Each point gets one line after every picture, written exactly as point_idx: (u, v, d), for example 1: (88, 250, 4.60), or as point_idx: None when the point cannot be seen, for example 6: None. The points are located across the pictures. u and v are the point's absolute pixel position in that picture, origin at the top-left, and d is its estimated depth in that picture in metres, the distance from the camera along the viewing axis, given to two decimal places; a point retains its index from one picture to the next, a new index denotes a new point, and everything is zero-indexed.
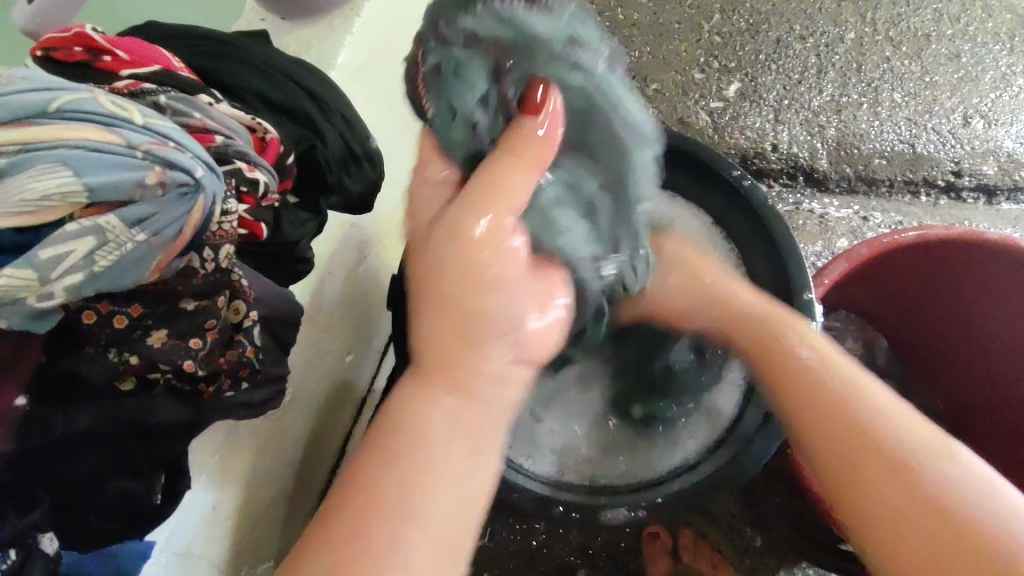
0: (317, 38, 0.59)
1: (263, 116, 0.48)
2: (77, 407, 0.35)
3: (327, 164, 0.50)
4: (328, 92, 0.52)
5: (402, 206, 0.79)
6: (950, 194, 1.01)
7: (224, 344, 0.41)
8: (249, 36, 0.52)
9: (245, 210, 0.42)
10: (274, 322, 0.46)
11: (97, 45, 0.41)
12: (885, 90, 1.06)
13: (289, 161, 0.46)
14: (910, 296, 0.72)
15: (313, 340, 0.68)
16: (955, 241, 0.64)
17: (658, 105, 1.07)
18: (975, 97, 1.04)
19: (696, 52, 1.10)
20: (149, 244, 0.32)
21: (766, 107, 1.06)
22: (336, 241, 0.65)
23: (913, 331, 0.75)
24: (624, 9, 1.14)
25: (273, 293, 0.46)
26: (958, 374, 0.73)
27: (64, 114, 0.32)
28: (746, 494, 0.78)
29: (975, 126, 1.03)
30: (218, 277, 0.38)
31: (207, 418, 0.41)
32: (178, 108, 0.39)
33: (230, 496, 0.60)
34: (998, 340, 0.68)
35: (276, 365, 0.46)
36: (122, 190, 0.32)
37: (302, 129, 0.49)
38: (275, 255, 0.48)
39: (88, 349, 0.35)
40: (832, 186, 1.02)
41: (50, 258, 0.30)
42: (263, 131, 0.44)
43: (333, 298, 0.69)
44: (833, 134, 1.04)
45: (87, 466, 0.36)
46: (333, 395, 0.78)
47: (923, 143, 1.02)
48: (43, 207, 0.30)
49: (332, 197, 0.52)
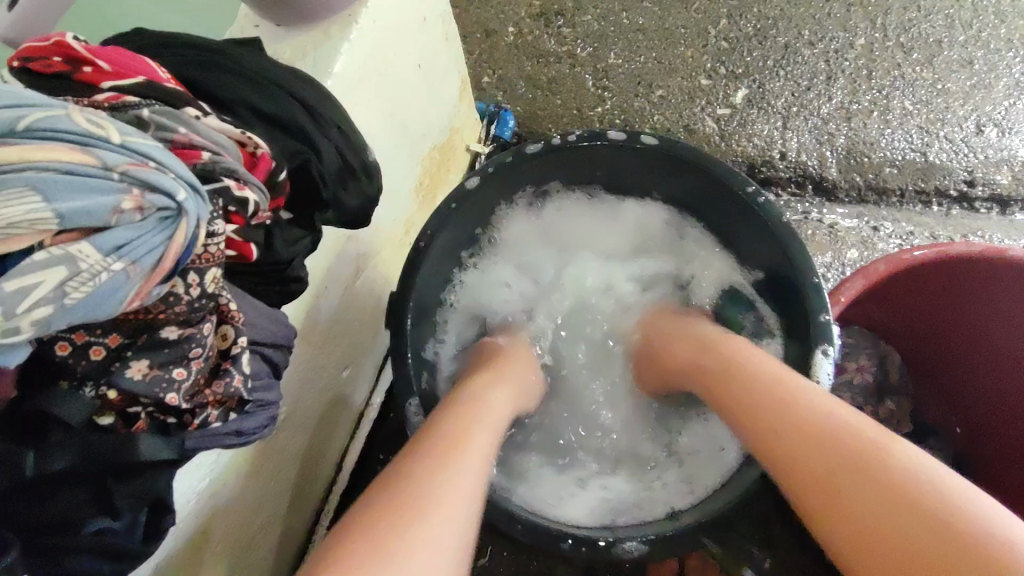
0: (314, 46, 0.57)
1: (255, 129, 0.45)
2: (50, 444, 0.33)
3: (322, 179, 0.48)
4: (324, 103, 0.49)
5: (402, 217, 0.77)
6: (962, 204, 0.99)
7: (211, 373, 0.38)
8: (241, 44, 0.50)
9: (234, 231, 0.40)
10: (265, 346, 0.44)
11: (77, 54, 0.39)
12: (896, 97, 1.03)
13: (281, 176, 0.44)
14: (925, 313, 0.69)
15: (309, 357, 0.65)
16: (975, 258, 0.62)
17: (664, 112, 1.05)
18: (989, 105, 1.02)
19: (703, 58, 1.07)
20: (126, 273, 0.30)
21: (774, 114, 1.03)
22: (332, 255, 0.63)
23: (928, 348, 0.72)
24: (629, 13, 1.11)
25: (264, 317, 0.43)
26: (974, 394, 0.71)
27: (34, 133, 0.29)
28: (755, 515, 0.76)
29: (988, 135, 1.00)
30: (202, 303, 0.36)
31: (193, 453, 0.38)
32: (162, 123, 0.37)
33: (220, 521, 0.58)
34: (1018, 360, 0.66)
35: (269, 392, 0.43)
36: (97, 216, 0.29)
37: (297, 142, 0.47)
38: (267, 276, 0.45)
39: (62, 384, 0.33)
40: (842, 195, 1.00)
41: (16, 290, 0.28)
42: (253, 145, 0.42)
43: (329, 313, 0.66)
44: (843, 143, 1.01)
45: (62, 507, 0.34)
46: (330, 412, 0.75)
47: (935, 152, 1.00)
48: (7, 235, 0.28)
49: (327, 212, 0.50)
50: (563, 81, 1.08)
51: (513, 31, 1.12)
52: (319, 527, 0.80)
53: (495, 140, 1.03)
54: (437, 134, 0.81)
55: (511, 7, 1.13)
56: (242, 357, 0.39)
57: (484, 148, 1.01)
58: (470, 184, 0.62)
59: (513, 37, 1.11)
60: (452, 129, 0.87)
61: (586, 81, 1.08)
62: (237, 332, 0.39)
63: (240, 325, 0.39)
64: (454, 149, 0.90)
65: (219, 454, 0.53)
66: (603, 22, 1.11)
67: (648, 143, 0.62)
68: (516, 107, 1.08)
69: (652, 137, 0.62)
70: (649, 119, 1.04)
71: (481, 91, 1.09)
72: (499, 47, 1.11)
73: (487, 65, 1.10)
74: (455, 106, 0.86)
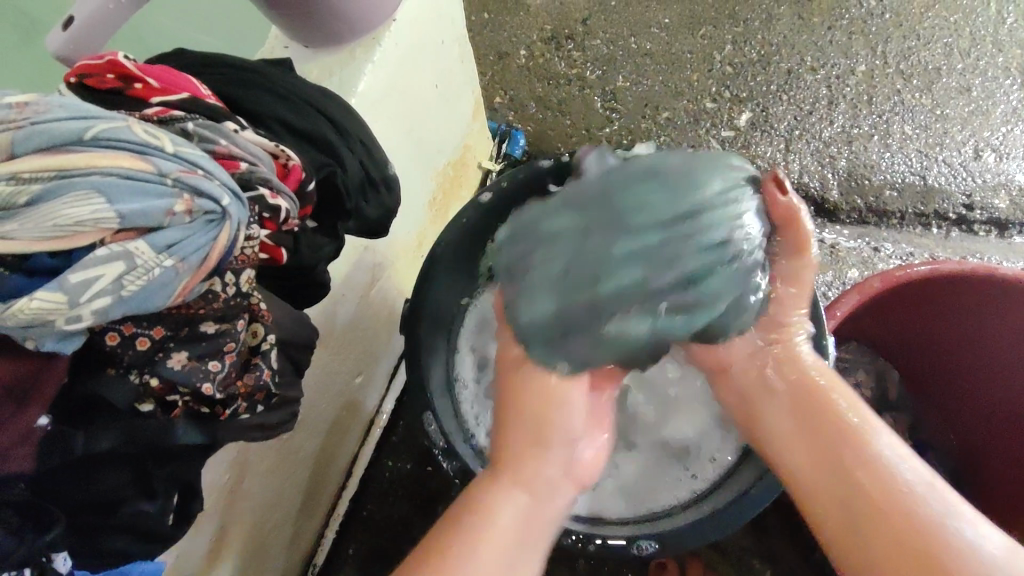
0: (339, 66, 0.61)
1: (286, 142, 0.49)
2: (96, 428, 0.35)
3: (346, 189, 0.51)
4: (348, 119, 0.53)
5: (416, 229, 0.80)
6: (962, 227, 1.01)
7: (242, 367, 0.41)
8: (274, 64, 0.53)
9: (266, 235, 0.43)
10: (289, 347, 0.47)
11: (128, 72, 0.42)
12: (896, 122, 1.06)
13: (310, 187, 0.47)
14: (919, 329, 0.71)
15: (324, 361, 0.68)
16: (969, 276, 0.64)
17: (670, 133, 1.09)
18: (986, 131, 1.05)
19: (708, 82, 1.11)
20: (175, 269, 0.33)
21: (777, 136, 1.07)
22: (350, 264, 0.66)
23: (923, 364, 0.75)
24: (637, 38, 1.15)
25: (291, 319, 0.46)
26: (968, 411, 0.73)
27: (98, 141, 0.33)
28: (756, 527, 0.77)
29: (986, 160, 1.03)
30: (238, 301, 0.39)
31: (222, 441, 0.41)
32: (204, 135, 0.41)
33: (236, 517, 0.60)
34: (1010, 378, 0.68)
35: (292, 389, 0.46)
36: (153, 217, 0.32)
37: (324, 156, 0.50)
38: (293, 280, 0.49)
39: (110, 371, 0.36)
40: (843, 216, 1.03)
41: (82, 282, 0.31)
42: (285, 158, 0.45)
43: (345, 320, 0.69)
44: (844, 165, 1.04)
45: (104, 488, 0.36)
46: (342, 417, 0.78)
47: (934, 175, 1.03)
48: (76, 232, 0.31)
49: (349, 221, 0.53)
50: (573, 103, 1.12)
51: (524, 54, 1.16)
52: (327, 530, 0.83)
53: (506, 157, 1.06)
54: (450, 151, 0.85)
55: (523, 31, 1.18)
56: (271, 353, 0.42)
57: (495, 165, 1.04)
58: (483, 199, 0.65)
59: (525, 60, 1.16)
60: (465, 147, 0.90)
61: (595, 103, 1.12)
62: (267, 330, 0.42)
63: (269, 323, 0.42)
64: (466, 166, 0.94)
65: (241, 448, 0.56)
66: (612, 46, 1.15)
67: None
68: (527, 126, 1.12)
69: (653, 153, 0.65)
70: (655, 139, 1.07)
71: (493, 111, 1.13)
72: (511, 69, 1.16)
73: (499, 87, 1.15)
74: (468, 124, 0.89)
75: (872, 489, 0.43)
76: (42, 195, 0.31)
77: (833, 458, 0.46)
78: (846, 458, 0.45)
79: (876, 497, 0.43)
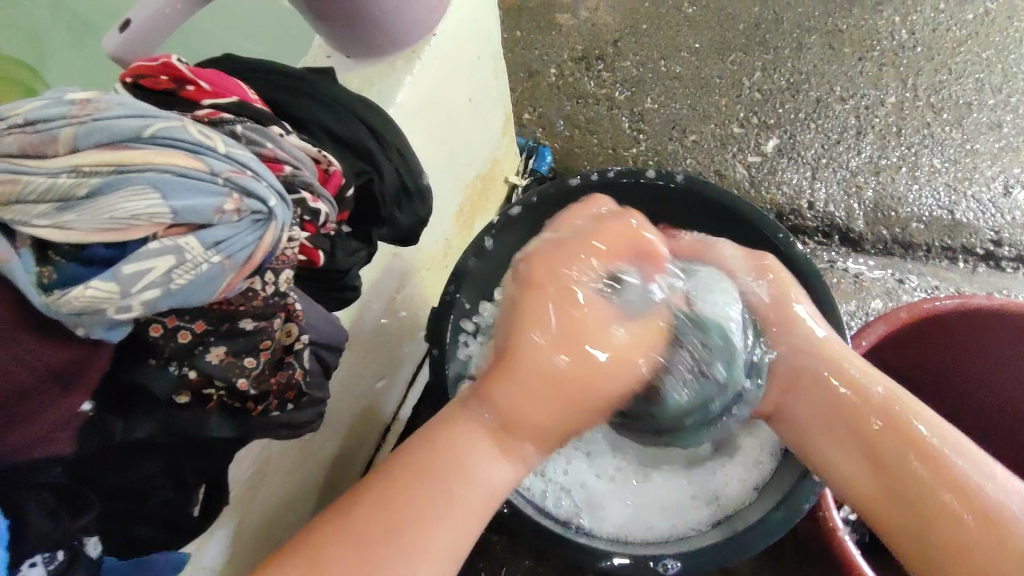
0: (379, 78, 0.62)
1: (327, 149, 0.50)
2: (135, 415, 0.36)
3: (381, 197, 0.52)
4: (388, 129, 0.54)
5: (442, 239, 0.81)
6: (989, 263, 1.00)
7: (275, 365, 0.42)
8: (318, 73, 0.55)
9: (306, 238, 0.44)
10: (321, 347, 0.47)
11: (181, 74, 0.44)
12: (924, 154, 1.06)
13: (348, 193, 0.48)
14: (943, 363, 0.71)
15: (348, 365, 0.69)
16: (996, 312, 0.64)
17: (697, 156, 1.09)
18: (1017, 167, 1.04)
19: (737, 107, 1.12)
20: (221, 265, 0.34)
21: (804, 164, 1.07)
22: (378, 270, 0.67)
23: (947, 399, 0.74)
24: (667, 61, 1.17)
25: (323, 320, 0.47)
26: (993, 449, 0.72)
27: (155, 140, 0.34)
28: (770, 557, 0.77)
29: (1016, 197, 1.02)
30: (275, 301, 0.40)
31: (251, 436, 0.42)
32: (252, 138, 0.42)
33: (254, 514, 0.61)
34: None
35: (320, 389, 0.47)
36: (204, 214, 0.34)
37: (362, 163, 0.51)
38: (327, 283, 0.50)
39: (151, 361, 0.36)
40: (868, 246, 1.02)
41: (133, 273, 0.32)
42: (326, 163, 0.46)
43: (370, 326, 0.70)
44: (870, 196, 1.04)
45: (138, 476, 0.37)
46: (360, 422, 0.78)
47: (962, 210, 1.02)
48: (130, 226, 0.32)
49: (382, 228, 0.54)
50: (600, 122, 1.13)
51: (554, 73, 1.18)
52: None
53: (532, 173, 1.07)
54: (479, 164, 0.86)
55: (555, 50, 1.20)
56: (304, 353, 0.43)
57: (521, 180, 1.05)
58: (512, 213, 0.66)
59: (554, 78, 1.17)
60: (493, 160, 0.91)
61: (623, 123, 1.13)
62: (301, 330, 0.42)
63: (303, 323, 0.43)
64: (494, 180, 0.95)
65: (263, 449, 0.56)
66: (642, 68, 1.17)
67: (679, 182, 0.66)
68: (554, 143, 1.13)
69: (681, 175, 0.66)
70: (682, 161, 1.08)
71: (521, 126, 1.15)
72: (541, 87, 1.17)
73: (528, 103, 1.16)
74: (498, 139, 0.90)
75: (934, 489, 0.43)
76: (100, 188, 0.32)
77: (912, 470, 0.44)
78: (913, 470, 0.44)
79: (959, 504, 0.42)
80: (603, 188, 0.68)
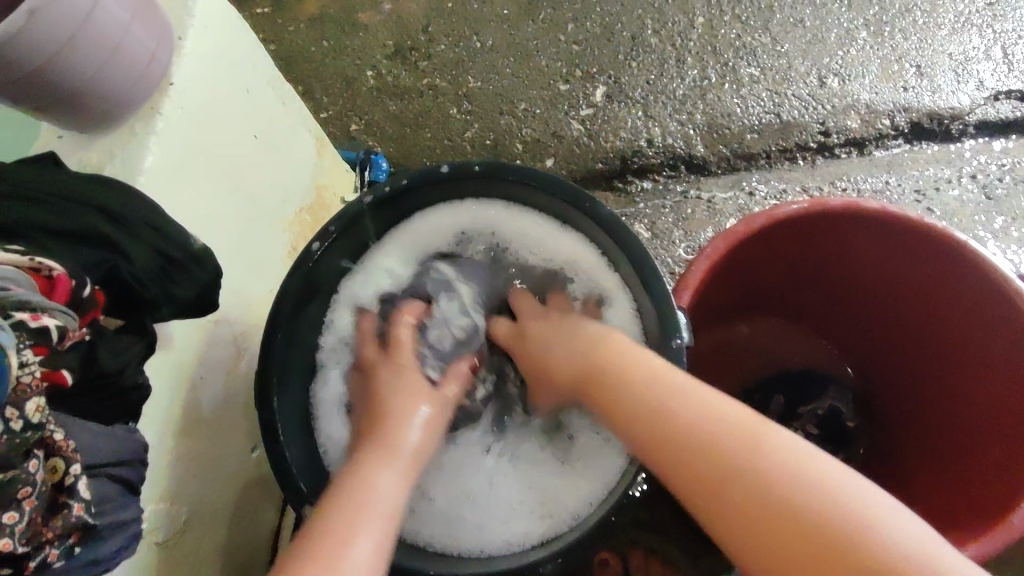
0: (119, 148, 0.55)
1: (49, 249, 0.45)
2: None
3: (137, 279, 0.48)
4: (126, 201, 0.48)
5: (274, 284, 0.78)
6: (824, 153, 1.03)
7: (49, 509, 0.39)
8: (39, 163, 0.50)
9: (42, 362, 0.41)
10: (110, 466, 0.45)
11: None
12: (742, 66, 1.07)
13: (86, 291, 0.44)
14: (800, 262, 0.70)
15: (200, 454, 0.65)
16: (842, 212, 0.62)
17: (532, 124, 1.06)
18: (826, 57, 1.06)
19: (557, 65, 1.09)
20: None
21: (634, 105, 1.06)
22: (201, 342, 0.64)
23: (812, 296, 0.74)
24: (480, 35, 1.12)
25: (99, 439, 0.44)
26: (869, 336, 0.73)
27: None
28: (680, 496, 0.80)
29: (831, 85, 1.05)
30: (27, 437, 0.37)
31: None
32: None
33: None
34: (890, 306, 0.70)
35: (126, 511, 0.45)
36: None
37: (100, 252, 0.47)
38: (102, 390, 0.45)
39: None
40: (714, 168, 1.04)
41: None
42: (47, 269, 0.43)
43: (213, 404, 0.67)
44: (702, 119, 1.05)
45: None
46: (245, 506, 0.75)
47: (788, 110, 1.04)
48: None
49: (160, 310, 0.50)
50: (428, 114, 1.09)
51: (372, 75, 1.12)
52: None
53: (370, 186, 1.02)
54: (299, 198, 0.83)
55: (367, 51, 1.14)
56: (79, 485, 0.40)
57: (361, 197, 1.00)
58: (315, 250, 0.59)
59: (373, 81, 1.12)
60: (320, 187, 0.88)
61: (450, 110, 1.08)
62: (69, 462, 0.40)
63: (73, 452, 0.40)
64: (326, 207, 0.92)
65: (160, 505, 0.59)
66: (456, 49, 1.12)
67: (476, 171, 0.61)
68: (387, 148, 1.08)
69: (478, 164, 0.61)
70: (518, 136, 1.05)
71: (351, 139, 1.09)
72: (362, 93, 1.11)
73: (353, 113, 1.10)
74: (315, 165, 0.86)
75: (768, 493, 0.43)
76: None
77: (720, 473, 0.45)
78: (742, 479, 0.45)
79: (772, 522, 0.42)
80: (429, 189, 0.63)
